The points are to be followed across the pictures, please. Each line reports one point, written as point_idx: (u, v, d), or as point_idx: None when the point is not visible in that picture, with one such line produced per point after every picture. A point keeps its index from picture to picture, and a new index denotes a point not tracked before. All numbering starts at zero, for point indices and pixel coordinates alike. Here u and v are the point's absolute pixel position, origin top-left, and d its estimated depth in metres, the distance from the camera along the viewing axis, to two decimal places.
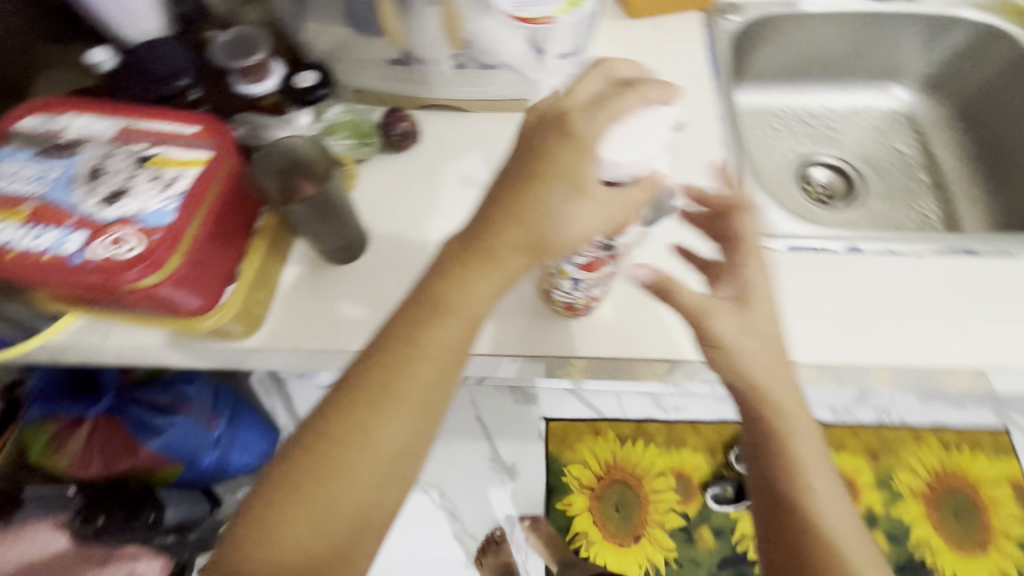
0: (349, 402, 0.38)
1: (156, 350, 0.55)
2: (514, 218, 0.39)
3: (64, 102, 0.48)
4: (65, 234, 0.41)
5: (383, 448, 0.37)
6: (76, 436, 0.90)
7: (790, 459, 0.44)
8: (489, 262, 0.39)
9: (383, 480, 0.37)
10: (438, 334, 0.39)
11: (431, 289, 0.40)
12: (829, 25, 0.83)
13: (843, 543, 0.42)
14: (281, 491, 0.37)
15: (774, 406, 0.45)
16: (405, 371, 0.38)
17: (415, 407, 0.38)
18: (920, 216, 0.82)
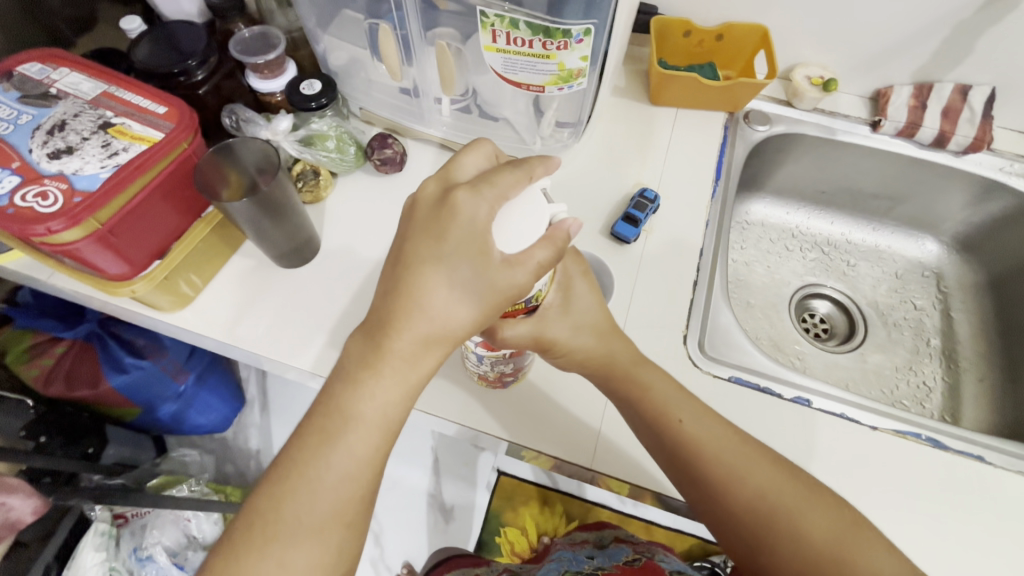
0: (272, 504, 0.37)
1: (91, 300, 0.57)
2: (417, 317, 0.38)
3: (67, 57, 0.52)
4: (3, 175, 0.43)
5: (313, 560, 0.37)
6: (53, 354, 0.93)
7: (685, 436, 0.46)
8: (397, 358, 0.38)
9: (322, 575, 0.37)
10: (346, 446, 0.38)
11: (332, 397, 0.39)
12: (868, 160, 0.78)
13: (756, 490, 0.43)
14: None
15: (651, 392, 0.48)
16: (322, 470, 0.38)
17: (330, 521, 0.38)
18: (917, 388, 0.74)
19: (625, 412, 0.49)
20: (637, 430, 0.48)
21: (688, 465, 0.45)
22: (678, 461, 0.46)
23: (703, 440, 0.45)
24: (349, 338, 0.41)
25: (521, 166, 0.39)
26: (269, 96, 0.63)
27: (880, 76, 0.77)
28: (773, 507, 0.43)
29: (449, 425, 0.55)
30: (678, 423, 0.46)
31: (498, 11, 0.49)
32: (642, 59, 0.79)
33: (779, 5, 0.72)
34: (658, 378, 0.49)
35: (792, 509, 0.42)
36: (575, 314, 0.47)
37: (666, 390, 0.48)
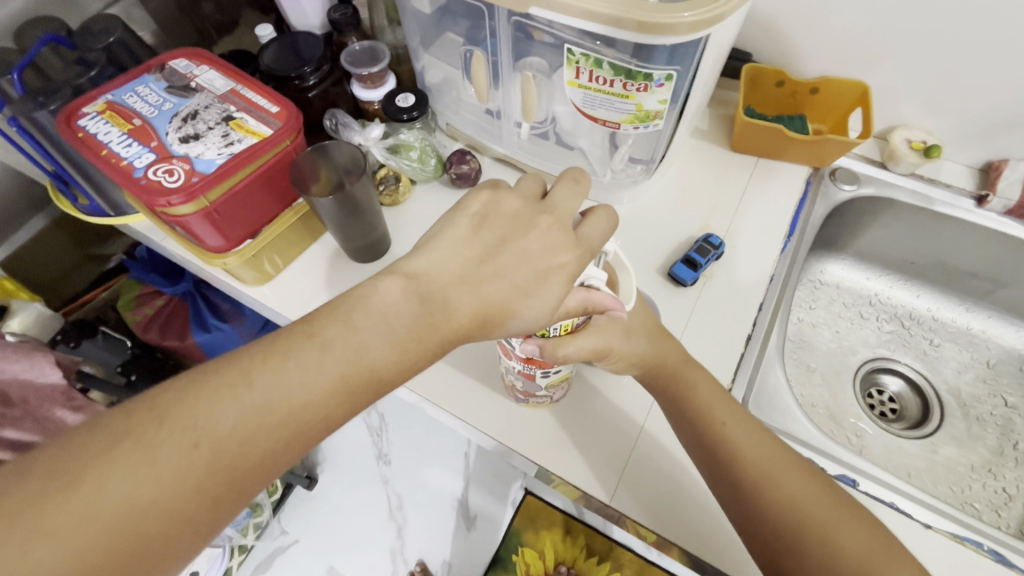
0: (184, 401, 0.32)
1: (192, 266, 0.66)
2: (460, 295, 0.39)
3: (209, 57, 0.60)
4: (142, 152, 0.51)
5: (189, 477, 0.31)
6: (154, 305, 1.07)
7: (728, 439, 0.46)
8: (422, 313, 0.37)
9: (190, 498, 0.31)
10: (298, 374, 0.34)
11: (317, 324, 0.36)
12: (966, 237, 0.72)
13: (788, 498, 0.43)
14: (27, 492, 0.29)
15: (698, 395, 0.49)
16: (263, 386, 0.33)
17: (236, 445, 0.32)
18: (994, 494, 0.66)
19: (669, 410, 0.50)
20: (678, 428, 0.49)
21: (725, 463, 0.46)
22: (714, 463, 0.46)
23: (744, 443, 0.46)
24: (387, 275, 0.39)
25: (602, 211, 0.44)
26: (368, 105, 0.70)
27: (994, 148, 0.71)
28: (802, 521, 0.42)
29: (477, 433, 0.57)
30: (721, 425, 0.47)
31: (585, 50, 0.51)
32: (730, 103, 0.78)
33: (885, 63, 0.69)
34: (709, 387, 0.50)
35: (829, 527, 0.42)
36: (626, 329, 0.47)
37: (712, 392, 0.49)
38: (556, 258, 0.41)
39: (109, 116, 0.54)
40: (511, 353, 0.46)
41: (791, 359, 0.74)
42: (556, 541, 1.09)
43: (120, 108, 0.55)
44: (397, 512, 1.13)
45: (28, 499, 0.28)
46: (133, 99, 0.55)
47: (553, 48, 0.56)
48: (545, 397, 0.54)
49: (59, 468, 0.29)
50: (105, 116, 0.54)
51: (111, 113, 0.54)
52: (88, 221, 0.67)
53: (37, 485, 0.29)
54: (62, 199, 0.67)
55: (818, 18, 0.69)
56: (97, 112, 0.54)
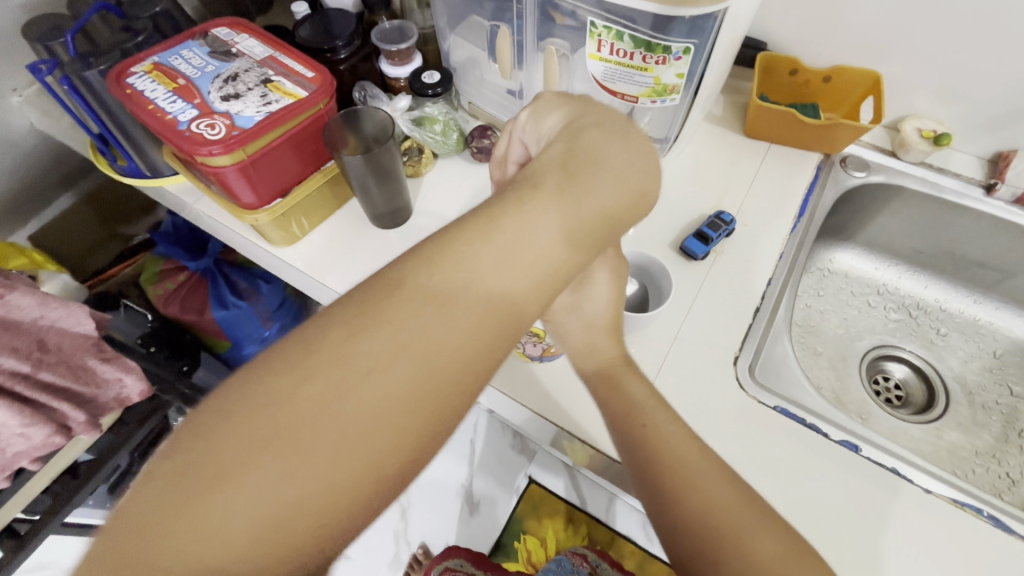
0: (448, 245, 0.30)
1: (223, 228, 0.69)
2: (641, 132, 0.36)
3: (248, 26, 0.64)
4: (185, 108, 0.54)
5: (479, 310, 0.29)
6: (175, 280, 1.10)
7: (648, 444, 0.42)
8: (625, 149, 0.35)
9: (482, 335, 0.29)
10: (523, 243, 0.31)
11: (542, 175, 0.33)
12: (974, 226, 0.73)
13: (707, 505, 0.38)
14: (285, 384, 0.26)
15: (627, 392, 0.46)
16: (523, 222, 0.31)
17: (517, 282, 0.30)
18: (998, 478, 0.66)
19: (603, 412, 0.46)
20: (611, 433, 0.46)
21: (646, 466, 0.41)
22: (638, 468, 0.41)
23: (670, 446, 0.41)
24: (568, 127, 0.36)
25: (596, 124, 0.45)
26: (396, 81, 0.73)
27: (1003, 139, 0.73)
28: (721, 532, 0.36)
29: (492, 393, 0.60)
30: (642, 427, 0.43)
31: (607, 23, 0.54)
32: (744, 91, 0.80)
33: (897, 53, 0.71)
34: (646, 387, 0.46)
35: (749, 548, 0.36)
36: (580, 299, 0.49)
37: (639, 389, 0.46)
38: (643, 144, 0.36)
39: (156, 76, 0.57)
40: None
41: (798, 341, 0.75)
42: (558, 531, 1.09)
43: (166, 69, 0.58)
44: (402, 494, 1.14)
45: (288, 392, 0.26)
46: (178, 62, 0.59)
47: (576, 29, 0.59)
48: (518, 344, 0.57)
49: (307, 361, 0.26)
50: (152, 76, 0.57)
51: (157, 73, 0.58)
52: (125, 182, 0.71)
53: (292, 375, 0.26)
54: (101, 160, 0.70)
55: (832, 8, 0.71)
56: (145, 72, 0.58)
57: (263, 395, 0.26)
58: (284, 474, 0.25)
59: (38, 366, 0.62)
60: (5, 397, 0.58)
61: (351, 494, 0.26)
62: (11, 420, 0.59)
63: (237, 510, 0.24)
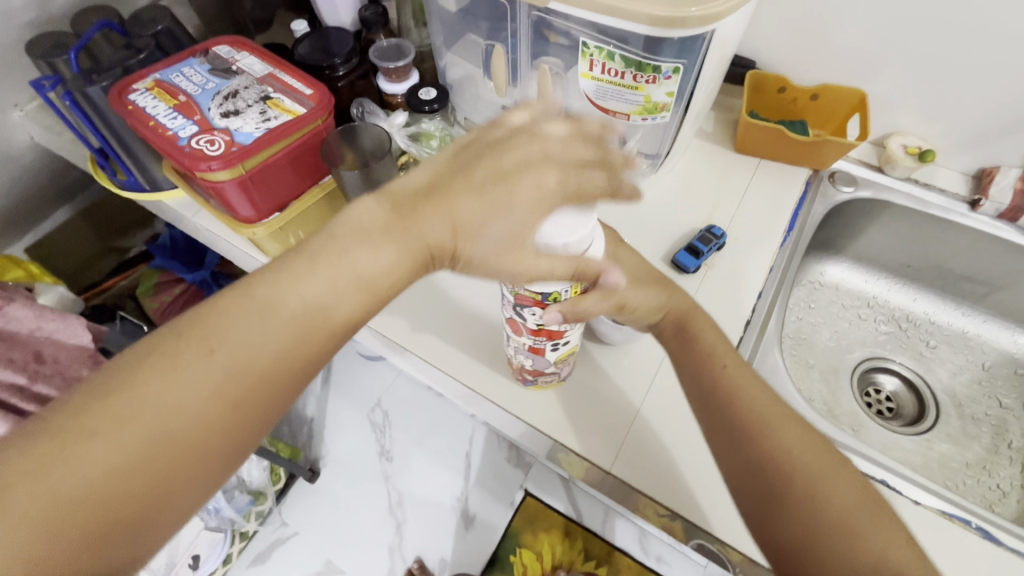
0: (271, 276, 0.38)
1: (221, 241, 0.70)
2: (497, 169, 0.43)
3: (249, 45, 0.65)
4: (186, 124, 0.55)
5: (288, 327, 0.37)
6: (172, 292, 1.10)
7: (727, 385, 0.47)
8: (460, 191, 0.42)
9: (289, 346, 0.37)
10: (354, 254, 0.39)
11: (372, 213, 0.41)
12: (961, 240, 0.75)
13: (783, 445, 0.43)
14: (139, 369, 0.34)
15: (703, 339, 0.50)
16: (339, 256, 0.39)
17: (327, 304, 0.38)
18: (988, 490, 0.67)
19: (675, 360, 0.51)
20: (684, 375, 0.50)
21: (722, 408, 0.46)
22: (714, 405, 0.46)
23: (745, 386, 0.46)
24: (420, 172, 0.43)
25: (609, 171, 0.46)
26: (393, 97, 0.74)
27: (985, 155, 0.74)
28: (794, 467, 0.42)
29: (485, 404, 0.60)
30: (722, 368, 0.48)
31: (599, 44, 0.55)
32: (734, 108, 0.82)
33: (882, 71, 0.73)
34: (717, 335, 0.50)
35: (821, 483, 0.41)
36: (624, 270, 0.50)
37: (717, 340, 0.50)
38: (543, 181, 0.42)
39: (157, 92, 0.58)
40: (522, 327, 0.46)
41: (790, 354, 0.76)
42: (554, 544, 1.09)
43: (167, 86, 0.59)
44: (397, 508, 1.14)
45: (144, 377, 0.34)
46: (179, 79, 0.60)
47: (569, 48, 0.60)
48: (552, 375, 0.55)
49: (148, 355, 0.34)
50: (153, 92, 0.58)
51: (158, 90, 0.59)
52: (124, 195, 0.71)
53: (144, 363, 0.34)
54: (101, 174, 0.71)
55: (818, 29, 0.73)
56: (146, 89, 0.59)
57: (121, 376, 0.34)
58: (92, 452, 0.32)
59: (34, 379, 0.62)
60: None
61: (155, 467, 0.33)
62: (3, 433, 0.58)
63: (86, 460, 0.31)
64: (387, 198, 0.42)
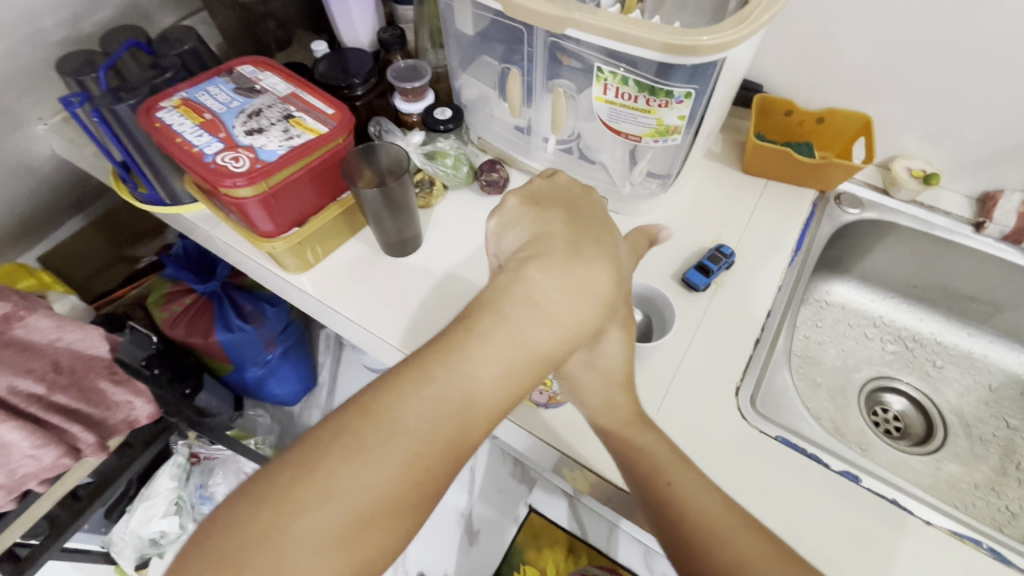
0: (439, 357, 0.41)
1: (239, 254, 0.71)
2: (579, 228, 0.49)
3: (272, 65, 0.67)
4: (212, 142, 0.57)
5: (466, 398, 0.40)
6: (181, 302, 1.11)
7: (676, 501, 0.45)
8: (580, 256, 0.47)
9: (464, 423, 0.39)
10: (516, 330, 0.42)
11: (515, 288, 0.44)
12: (966, 261, 0.76)
13: (741, 556, 0.41)
14: (310, 488, 0.34)
15: (647, 450, 0.48)
16: (500, 333, 0.42)
17: (498, 376, 0.41)
18: (997, 511, 0.67)
19: (620, 467, 0.49)
20: (630, 488, 0.48)
21: (673, 527, 0.44)
22: (666, 525, 0.44)
23: (693, 501, 0.44)
24: (540, 244, 0.47)
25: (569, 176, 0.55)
26: (409, 116, 0.76)
27: (989, 179, 0.76)
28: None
29: (499, 419, 0.61)
30: (668, 485, 0.45)
31: (612, 69, 0.57)
32: (741, 130, 0.84)
33: (886, 96, 0.75)
34: (658, 440, 0.49)
35: None
36: (595, 355, 0.51)
37: (664, 448, 0.48)
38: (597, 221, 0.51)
39: (184, 110, 0.60)
40: None
41: (798, 372, 0.77)
42: (558, 560, 1.04)
43: (194, 104, 0.61)
44: None
45: (307, 492, 0.34)
46: (205, 97, 0.62)
47: (582, 69, 0.62)
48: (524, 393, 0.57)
49: (335, 447, 0.36)
50: (180, 110, 0.60)
51: (185, 108, 0.61)
52: (145, 209, 0.73)
53: (306, 477, 0.34)
54: (124, 189, 0.73)
55: (823, 55, 0.75)
56: (173, 107, 0.61)
57: (288, 492, 0.34)
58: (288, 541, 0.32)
59: (51, 388, 0.63)
60: (17, 418, 0.59)
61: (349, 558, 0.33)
62: (22, 441, 0.59)
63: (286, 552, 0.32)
64: (545, 283, 0.45)
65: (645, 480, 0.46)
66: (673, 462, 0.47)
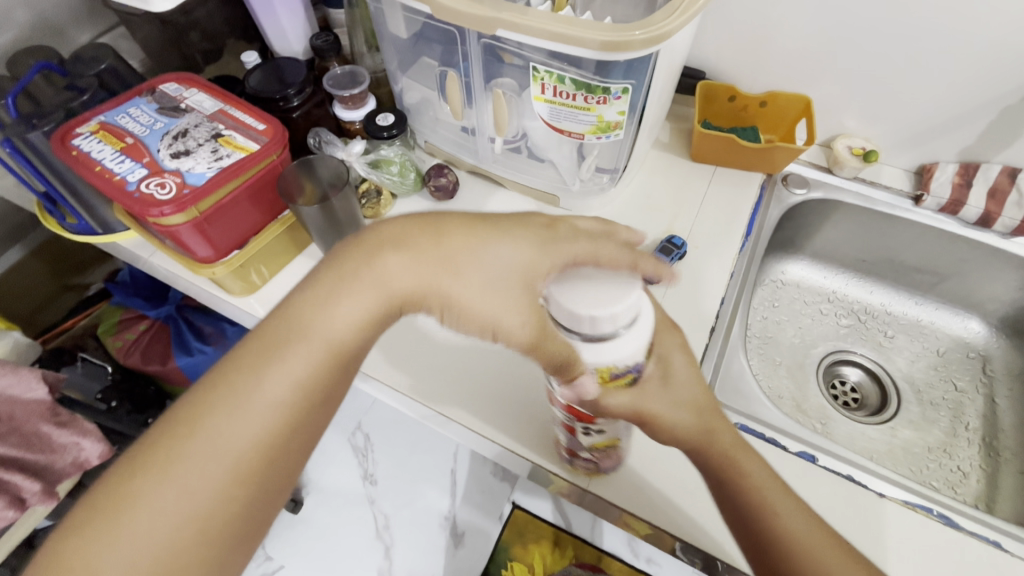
0: (236, 363, 0.38)
1: (180, 279, 0.68)
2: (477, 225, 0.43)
3: (197, 80, 0.64)
4: (135, 168, 0.54)
5: (277, 391, 0.38)
6: (135, 330, 1.06)
7: (783, 538, 0.43)
8: (439, 236, 0.42)
9: (276, 413, 0.38)
10: (336, 323, 0.39)
11: (311, 295, 0.40)
12: (911, 233, 0.78)
13: None
14: (110, 517, 0.34)
15: (743, 476, 0.45)
16: (309, 328, 0.39)
17: (309, 367, 0.39)
18: (950, 473, 0.70)
19: (718, 495, 0.46)
20: (726, 514, 0.46)
21: (772, 553, 0.43)
22: (763, 549, 0.43)
23: (794, 527, 0.43)
24: (377, 231, 0.42)
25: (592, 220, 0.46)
26: (351, 124, 0.74)
27: (925, 152, 0.78)
28: None
29: (459, 430, 0.59)
30: (774, 518, 0.43)
31: (549, 68, 0.56)
32: (687, 118, 0.84)
33: (823, 77, 0.76)
34: (764, 468, 0.46)
35: None
36: (677, 391, 0.45)
37: (764, 474, 0.45)
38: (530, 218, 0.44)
39: (102, 136, 0.57)
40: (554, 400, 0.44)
41: (757, 354, 0.78)
42: (545, 553, 1.02)
43: (113, 128, 0.58)
44: (385, 531, 1.12)
45: (203, 423, 0.37)
46: (125, 120, 0.59)
47: (522, 68, 0.61)
48: (591, 458, 0.51)
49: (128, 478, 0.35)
50: (98, 136, 0.57)
51: (103, 133, 0.57)
52: (77, 239, 0.69)
53: (105, 508, 0.34)
54: (51, 220, 0.69)
55: (759, 40, 0.76)
56: (90, 133, 0.57)
57: (93, 524, 0.34)
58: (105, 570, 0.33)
59: None
60: None
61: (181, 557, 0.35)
62: None
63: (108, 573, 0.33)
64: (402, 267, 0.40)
65: (745, 510, 0.44)
66: (772, 496, 0.44)
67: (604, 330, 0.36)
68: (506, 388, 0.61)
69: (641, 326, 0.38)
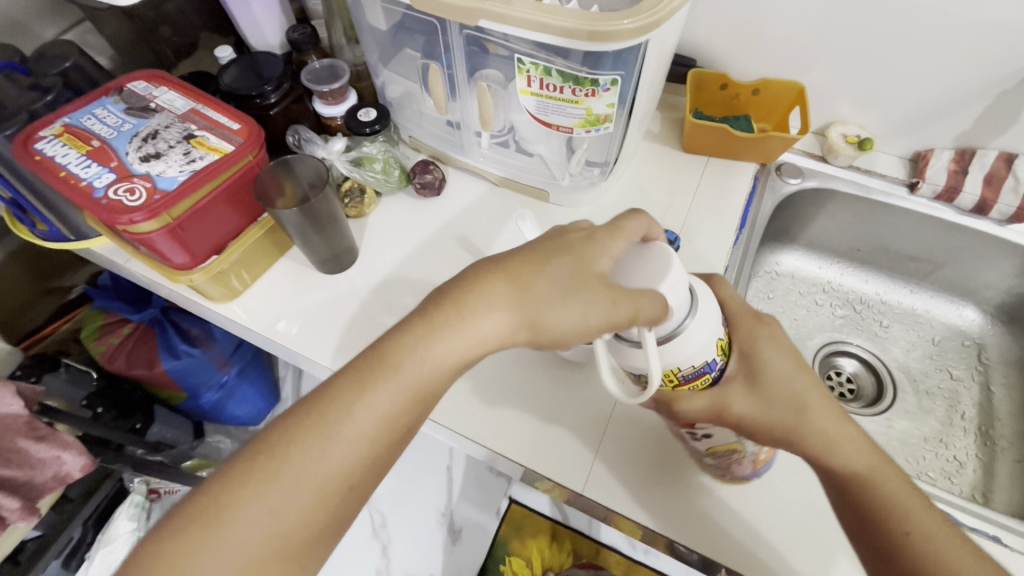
0: (335, 391, 0.39)
1: (157, 285, 0.66)
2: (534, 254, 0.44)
3: (167, 78, 0.61)
4: (102, 173, 0.52)
5: (371, 423, 0.39)
6: (119, 334, 1.03)
7: (914, 553, 0.40)
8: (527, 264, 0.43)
9: (369, 446, 0.39)
10: (431, 357, 0.41)
11: (409, 328, 0.42)
12: (906, 222, 0.77)
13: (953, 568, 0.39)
14: (207, 530, 0.35)
15: (839, 453, 0.44)
16: (407, 364, 0.40)
17: (403, 403, 0.40)
18: (947, 463, 0.70)
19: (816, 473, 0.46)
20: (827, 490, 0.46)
21: (873, 527, 0.42)
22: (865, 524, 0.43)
23: (893, 501, 0.43)
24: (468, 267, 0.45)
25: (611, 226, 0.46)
26: (331, 120, 0.72)
27: (920, 139, 0.77)
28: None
29: (449, 434, 0.58)
30: (905, 535, 0.41)
31: (534, 59, 0.54)
32: (678, 107, 0.82)
33: (817, 63, 0.74)
34: (858, 441, 0.45)
35: None
36: (770, 381, 0.45)
37: (859, 447, 0.45)
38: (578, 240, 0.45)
39: (67, 139, 0.54)
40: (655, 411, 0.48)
41: None
42: (542, 549, 1.02)
43: (78, 131, 0.55)
44: (381, 531, 1.08)
45: (300, 449, 0.37)
46: (91, 121, 0.56)
47: (507, 59, 0.58)
48: (726, 469, 0.50)
49: (224, 496, 0.36)
50: (63, 139, 0.54)
51: (68, 136, 0.54)
52: (48, 245, 0.66)
53: (193, 534, 0.34)
54: (20, 226, 0.66)
55: (751, 26, 0.74)
56: (54, 136, 0.54)
57: (180, 546, 0.34)
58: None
59: None
60: None
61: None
62: None
63: None
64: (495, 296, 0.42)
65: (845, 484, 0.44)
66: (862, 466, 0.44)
67: (667, 328, 0.40)
68: (496, 391, 0.59)
69: (704, 319, 0.41)
